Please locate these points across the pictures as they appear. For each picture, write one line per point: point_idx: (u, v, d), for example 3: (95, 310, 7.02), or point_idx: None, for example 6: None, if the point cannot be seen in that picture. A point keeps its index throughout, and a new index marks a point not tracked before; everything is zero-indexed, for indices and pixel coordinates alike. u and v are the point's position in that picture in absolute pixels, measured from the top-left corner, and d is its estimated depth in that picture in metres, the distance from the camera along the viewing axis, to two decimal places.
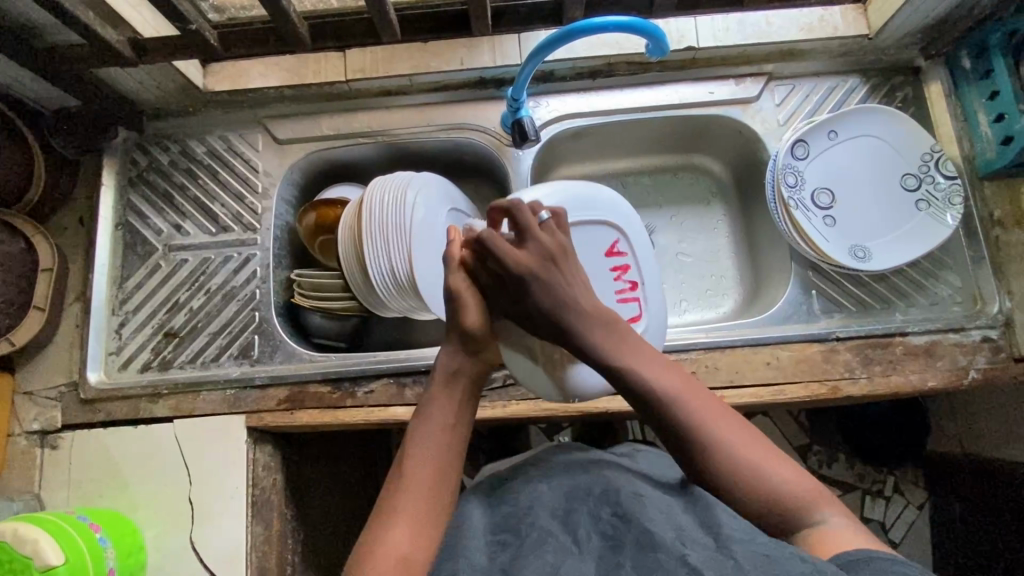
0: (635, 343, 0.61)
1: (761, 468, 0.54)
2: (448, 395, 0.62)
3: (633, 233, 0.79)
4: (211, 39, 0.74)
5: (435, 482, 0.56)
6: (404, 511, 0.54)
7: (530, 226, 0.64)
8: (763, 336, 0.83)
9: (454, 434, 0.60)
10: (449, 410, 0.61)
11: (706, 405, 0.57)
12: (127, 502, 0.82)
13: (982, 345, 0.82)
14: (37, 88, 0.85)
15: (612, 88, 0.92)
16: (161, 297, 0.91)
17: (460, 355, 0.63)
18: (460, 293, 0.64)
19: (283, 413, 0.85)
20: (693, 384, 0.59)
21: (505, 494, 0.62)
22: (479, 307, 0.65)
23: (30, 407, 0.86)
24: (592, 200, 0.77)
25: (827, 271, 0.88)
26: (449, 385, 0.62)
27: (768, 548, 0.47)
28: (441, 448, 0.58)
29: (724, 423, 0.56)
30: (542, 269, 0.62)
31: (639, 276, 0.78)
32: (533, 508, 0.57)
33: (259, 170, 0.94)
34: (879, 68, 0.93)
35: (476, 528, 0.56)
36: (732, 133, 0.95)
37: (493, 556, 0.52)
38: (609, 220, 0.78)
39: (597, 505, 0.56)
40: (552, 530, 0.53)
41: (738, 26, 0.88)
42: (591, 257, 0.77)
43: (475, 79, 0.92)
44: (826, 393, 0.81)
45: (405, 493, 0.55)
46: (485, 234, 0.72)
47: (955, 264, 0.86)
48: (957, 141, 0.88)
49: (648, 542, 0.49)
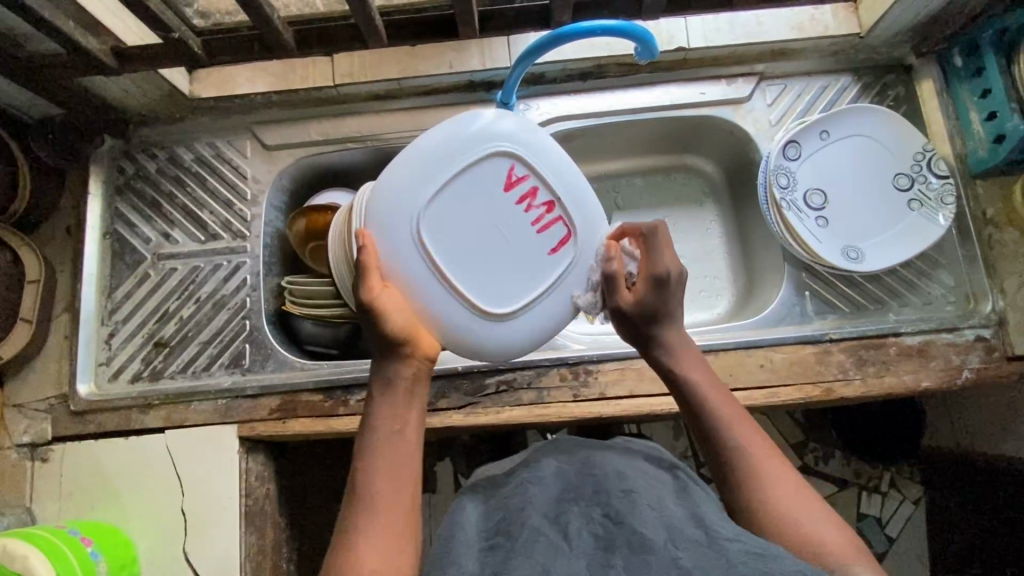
0: (696, 359, 0.65)
1: (794, 508, 0.55)
2: (396, 398, 0.59)
3: (537, 154, 0.65)
4: (194, 47, 0.73)
5: (393, 494, 0.54)
6: (365, 526, 0.52)
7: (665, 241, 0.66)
8: (756, 339, 0.83)
9: (407, 437, 0.58)
10: (396, 416, 0.58)
11: (750, 438, 0.59)
12: (119, 514, 0.82)
13: (976, 344, 0.82)
14: (19, 98, 0.83)
15: (602, 90, 0.92)
16: (151, 306, 0.90)
17: (393, 360, 0.60)
18: (382, 301, 0.61)
19: (275, 422, 0.84)
20: (743, 418, 0.61)
21: (499, 501, 0.60)
22: (396, 310, 0.61)
23: (20, 420, 0.86)
24: (501, 131, 0.65)
25: (821, 273, 0.87)
26: (387, 393, 0.59)
27: (758, 547, 0.47)
28: (393, 454, 0.56)
29: (768, 459, 0.58)
30: (673, 276, 0.65)
31: (559, 203, 0.66)
32: (524, 509, 0.55)
33: (248, 176, 0.93)
34: (871, 66, 0.92)
35: (470, 534, 0.55)
36: (724, 133, 0.94)
37: (486, 562, 0.50)
38: (517, 151, 0.65)
39: (588, 506, 0.54)
40: (544, 531, 0.51)
41: (729, 26, 0.88)
42: (501, 204, 0.65)
43: (464, 83, 0.91)
44: (820, 395, 0.81)
45: (366, 507, 0.53)
46: (389, 222, 0.62)
47: (948, 264, 0.86)
48: (948, 140, 0.88)
49: (640, 544, 0.48)
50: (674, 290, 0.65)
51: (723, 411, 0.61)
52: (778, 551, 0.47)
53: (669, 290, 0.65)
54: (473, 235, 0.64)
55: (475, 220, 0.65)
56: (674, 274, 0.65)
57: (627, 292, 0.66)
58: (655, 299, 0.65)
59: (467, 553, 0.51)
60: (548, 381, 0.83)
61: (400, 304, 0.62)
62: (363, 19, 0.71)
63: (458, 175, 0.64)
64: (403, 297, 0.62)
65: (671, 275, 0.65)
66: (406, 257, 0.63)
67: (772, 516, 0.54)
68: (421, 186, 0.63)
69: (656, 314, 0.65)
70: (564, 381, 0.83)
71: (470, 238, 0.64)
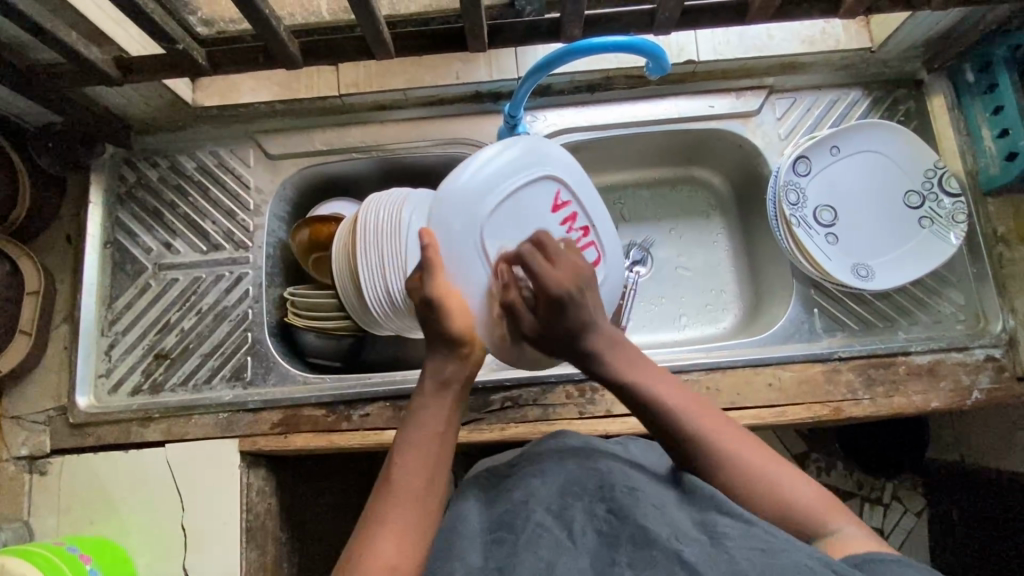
0: (636, 360, 0.67)
1: (762, 477, 0.57)
2: (437, 400, 0.63)
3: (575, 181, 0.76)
4: (198, 58, 0.72)
5: (425, 489, 0.57)
6: (390, 516, 0.55)
7: (557, 254, 0.69)
8: (764, 357, 0.82)
9: (446, 438, 0.61)
10: (441, 416, 0.62)
11: (702, 415, 0.61)
12: (118, 529, 0.81)
13: (986, 363, 0.81)
14: (18, 106, 0.82)
15: (610, 102, 0.91)
16: (152, 317, 0.89)
17: (448, 359, 0.65)
18: (446, 299, 0.65)
19: (277, 437, 0.83)
20: (689, 395, 0.63)
21: (502, 488, 0.60)
22: (456, 307, 0.65)
23: (18, 433, 0.84)
24: (545, 158, 0.74)
25: (829, 289, 0.86)
26: (438, 392, 0.63)
27: (758, 539, 0.47)
28: (428, 450, 0.59)
29: (727, 432, 0.60)
30: (575, 289, 0.67)
31: (592, 228, 0.77)
32: (527, 501, 0.54)
33: (251, 186, 0.92)
34: (882, 80, 0.91)
35: (473, 525, 0.54)
36: (732, 146, 0.93)
37: (490, 557, 0.50)
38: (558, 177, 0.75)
39: (592, 501, 0.53)
40: (548, 527, 0.51)
41: (739, 39, 0.87)
42: (545, 220, 0.74)
43: (471, 93, 0.90)
44: (828, 414, 0.80)
45: (395, 497, 0.56)
46: (447, 224, 0.68)
47: (958, 282, 0.85)
48: (960, 157, 0.88)
49: (644, 539, 0.48)
50: (573, 307, 0.66)
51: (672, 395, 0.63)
52: (785, 544, 0.46)
53: (570, 310, 0.66)
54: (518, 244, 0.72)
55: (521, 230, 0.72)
56: (572, 289, 0.67)
57: (528, 317, 0.69)
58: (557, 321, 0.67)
59: (472, 548, 0.52)
60: (554, 398, 0.82)
61: (460, 304, 0.66)
62: (370, 31, 0.70)
63: (518, 191, 0.72)
64: (462, 296, 0.67)
65: (571, 293, 0.67)
66: (471, 260, 0.69)
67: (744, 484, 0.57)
68: (483, 197, 0.70)
69: (567, 334, 0.67)
70: (570, 398, 0.83)
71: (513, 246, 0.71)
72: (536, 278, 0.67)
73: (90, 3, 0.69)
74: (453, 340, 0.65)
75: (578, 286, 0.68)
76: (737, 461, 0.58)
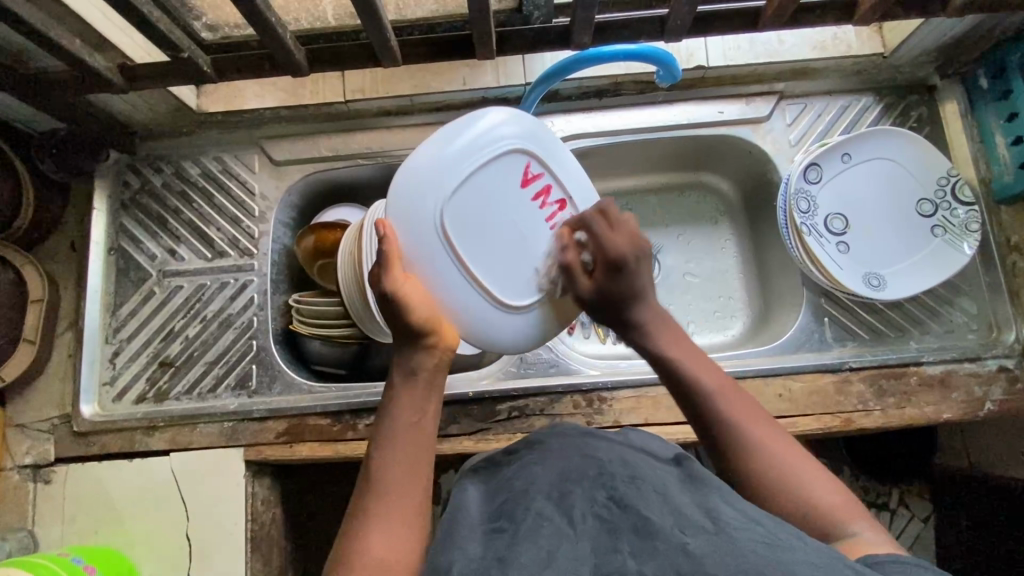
0: (680, 339, 0.65)
1: (792, 475, 0.55)
2: (411, 393, 0.59)
3: (549, 154, 0.65)
4: (203, 66, 0.71)
5: (408, 481, 0.55)
6: (376, 513, 0.52)
7: (615, 218, 0.66)
8: (774, 367, 0.81)
9: (425, 424, 0.58)
10: (415, 405, 0.58)
11: (738, 403, 0.60)
12: (122, 538, 0.80)
13: (998, 374, 0.80)
14: (22, 112, 0.81)
15: (618, 108, 0.90)
16: (156, 325, 0.88)
17: (416, 351, 0.60)
18: (406, 292, 0.58)
19: (282, 446, 0.82)
20: (728, 380, 0.61)
21: (502, 482, 0.57)
22: (419, 299, 0.59)
23: (22, 441, 0.84)
24: (525, 127, 0.64)
25: (840, 298, 0.86)
26: (409, 380, 0.59)
27: (765, 532, 0.44)
28: (406, 447, 0.56)
29: (762, 425, 0.58)
30: (633, 255, 0.65)
31: (569, 202, 0.67)
32: (529, 491, 0.52)
33: (255, 192, 0.91)
34: (893, 86, 0.90)
35: (473, 518, 0.52)
36: (741, 152, 0.92)
37: (489, 548, 0.47)
38: (533, 150, 0.65)
39: (593, 487, 0.51)
40: (549, 515, 0.48)
41: (749, 45, 0.86)
42: (516, 198, 0.64)
43: (477, 99, 0.90)
44: (839, 425, 0.79)
45: (378, 493, 0.54)
46: (408, 212, 0.59)
47: (971, 291, 0.84)
48: (972, 164, 0.86)
49: (646, 529, 0.46)
50: (632, 274, 0.65)
51: (714, 382, 0.61)
52: (791, 540, 0.44)
53: (627, 275, 0.64)
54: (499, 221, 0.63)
55: (490, 211, 0.62)
56: (631, 256, 0.65)
57: (585, 281, 0.65)
58: (613, 285, 0.65)
59: (471, 537, 0.49)
60: (561, 408, 0.82)
61: (420, 296, 0.59)
62: (377, 38, 0.69)
63: (493, 162, 0.62)
64: (424, 288, 0.60)
65: (630, 259, 0.65)
66: (433, 247, 0.60)
67: (773, 476, 0.55)
68: (451, 172, 0.60)
69: (620, 300, 0.65)
70: (577, 408, 0.82)
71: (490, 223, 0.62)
72: (598, 241, 0.65)
73: (93, 10, 0.69)
74: (417, 333, 0.59)
75: (637, 253, 0.65)
76: (764, 451, 0.56)
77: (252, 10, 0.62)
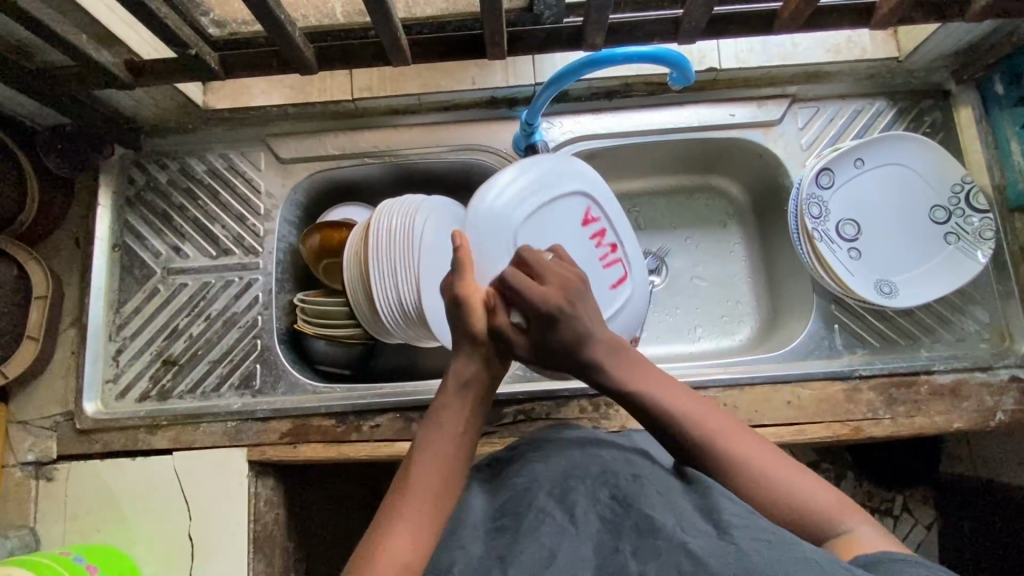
0: (642, 367, 0.62)
1: (776, 483, 0.53)
2: (461, 405, 0.58)
3: (607, 202, 0.84)
4: (211, 63, 0.71)
5: (441, 488, 0.53)
6: (406, 515, 0.50)
7: (542, 265, 0.63)
8: (785, 374, 0.80)
9: (466, 439, 0.57)
10: (460, 417, 0.57)
11: (712, 420, 0.57)
12: (124, 536, 0.80)
13: (1010, 384, 0.79)
14: (26, 106, 0.80)
15: (628, 109, 0.89)
16: (160, 322, 0.88)
17: (468, 361, 0.60)
18: (473, 301, 0.60)
19: (286, 447, 0.82)
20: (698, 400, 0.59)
21: (505, 477, 0.58)
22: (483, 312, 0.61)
23: (25, 438, 0.84)
24: (586, 181, 0.82)
25: (851, 305, 0.85)
26: (460, 390, 0.59)
27: (768, 533, 0.44)
28: (445, 455, 0.55)
29: (740, 437, 0.56)
30: (568, 303, 0.61)
31: (620, 247, 0.85)
32: (530, 488, 0.53)
33: (261, 190, 0.90)
34: (908, 91, 0.89)
35: (474, 516, 0.53)
36: (753, 156, 0.91)
37: (492, 547, 0.48)
38: (592, 196, 0.83)
39: (595, 485, 0.52)
40: (549, 512, 0.49)
41: (762, 47, 0.85)
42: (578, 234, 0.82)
43: (486, 99, 0.89)
44: (848, 434, 0.78)
45: (410, 494, 0.52)
46: (484, 226, 0.74)
47: (983, 299, 0.84)
48: (986, 170, 0.85)
49: (647, 528, 0.46)
50: (564, 323, 0.60)
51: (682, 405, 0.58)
52: (793, 538, 0.43)
53: (560, 326, 0.60)
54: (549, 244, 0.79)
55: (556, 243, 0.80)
56: (566, 305, 0.61)
57: (518, 338, 0.60)
58: (551, 336, 0.61)
59: (473, 535, 0.50)
60: (568, 412, 0.81)
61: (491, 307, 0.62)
62: (388, 38, 0.68)
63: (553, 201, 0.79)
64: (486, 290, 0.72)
65: (561, 309, 0.60)
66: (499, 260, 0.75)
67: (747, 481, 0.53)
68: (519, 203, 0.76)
69: (563, 348, 0.61)
70: (584, 413, 0.81)
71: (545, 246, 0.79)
72: (524, 296, 0.60)
73: (103, 6, 0.68)
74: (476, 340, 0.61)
75: (568, 297, 0.62)
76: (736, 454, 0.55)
77: (261, 7, 0.61)
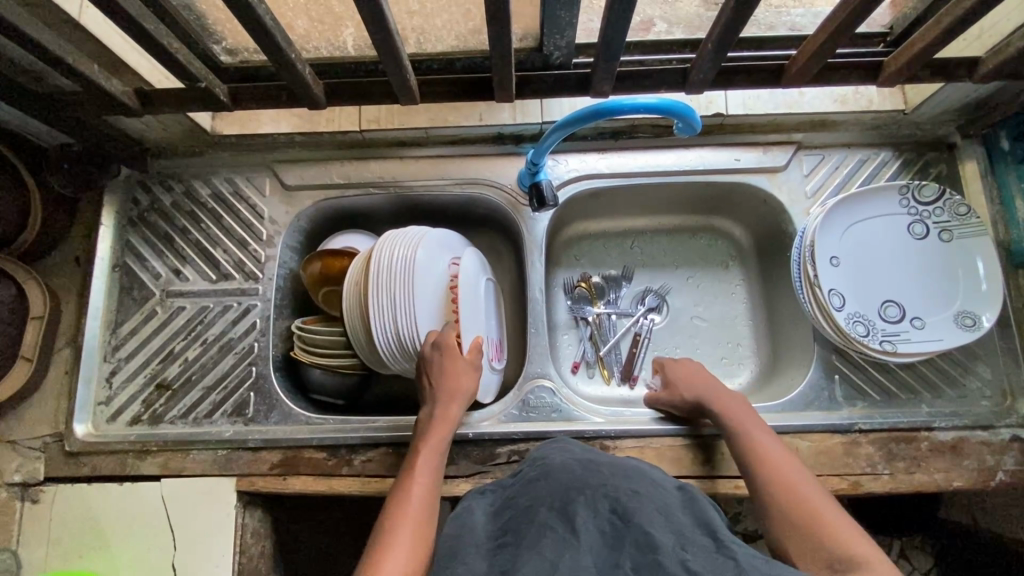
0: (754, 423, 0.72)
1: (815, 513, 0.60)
2: (435, 438, 0.72)
3: (537, 247, 0.88)
4: (220, 94, 0.71)
5: (423, 508, 0.63)
6: (395, 525, 0.60)
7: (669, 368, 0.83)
8: (782, 424, 0.80)
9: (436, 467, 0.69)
10: (433, 455, 0.70)
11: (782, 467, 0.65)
12: (105, 563, 0.78)
13: (1011, 444, 0.78)
14: (35, 125, 0.80)
15: (634, 150, 0.89)
16: (155, 346, 0.87)
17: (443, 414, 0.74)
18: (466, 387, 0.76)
19: (275, 478, 0.81)
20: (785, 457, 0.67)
21: (509, 497, 0.59)
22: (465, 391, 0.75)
23: (12, 459, 0.82)
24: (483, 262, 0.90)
25: (853, 357, 0.84)
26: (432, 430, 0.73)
27: (765, 554, 0.47)
28: (426, 482, 0.66)
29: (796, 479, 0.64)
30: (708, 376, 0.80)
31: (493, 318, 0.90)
32: (532, 504, 0.54)
33: (265, 216, 0.90)
34: (913, 142, 0.89)
35: (477, 534, 0.54)
36: (756, 201, 0.91)
37: (494, 562, 0.49)
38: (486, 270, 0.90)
39: (595, 497, 0.52)
40: (551, 526, 0.50)
41: (770, 95, 0.85)
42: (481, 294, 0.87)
43: (494, 134, 0.90)
44: (846, 488, 0.77)
45: (398, 511, 0.62)
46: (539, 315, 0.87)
47: (987, 356, 0.83)
48: (991, 225, 0.85)
49: (648, 545, 0.47)
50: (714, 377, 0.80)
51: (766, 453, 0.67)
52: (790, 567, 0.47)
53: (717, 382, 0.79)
54: (886, 289, 0.84)
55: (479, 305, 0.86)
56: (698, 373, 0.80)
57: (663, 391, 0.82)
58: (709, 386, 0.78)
59: (475, 554, 0.51)
60: None
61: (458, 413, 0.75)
62: (397, 78, 0.68)
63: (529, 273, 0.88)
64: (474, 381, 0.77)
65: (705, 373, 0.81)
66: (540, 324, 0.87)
67: (782, 496, 0.62)
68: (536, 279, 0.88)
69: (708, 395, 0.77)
70: None
71: (870, 288, 0.84)
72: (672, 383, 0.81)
73: (117, 36, 0.69)
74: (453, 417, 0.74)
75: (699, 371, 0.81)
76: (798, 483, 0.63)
77: (274, 49, 0.62)
